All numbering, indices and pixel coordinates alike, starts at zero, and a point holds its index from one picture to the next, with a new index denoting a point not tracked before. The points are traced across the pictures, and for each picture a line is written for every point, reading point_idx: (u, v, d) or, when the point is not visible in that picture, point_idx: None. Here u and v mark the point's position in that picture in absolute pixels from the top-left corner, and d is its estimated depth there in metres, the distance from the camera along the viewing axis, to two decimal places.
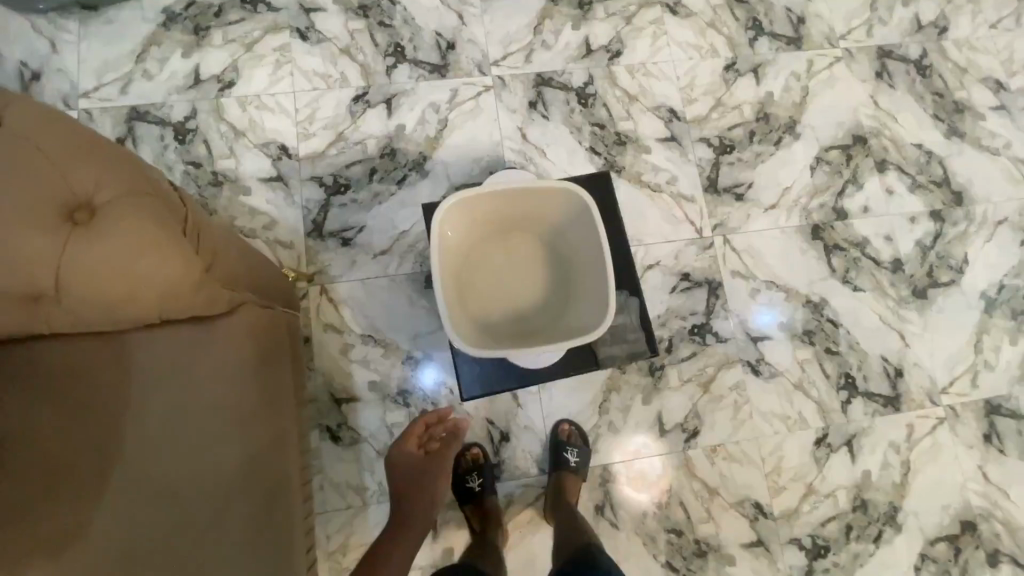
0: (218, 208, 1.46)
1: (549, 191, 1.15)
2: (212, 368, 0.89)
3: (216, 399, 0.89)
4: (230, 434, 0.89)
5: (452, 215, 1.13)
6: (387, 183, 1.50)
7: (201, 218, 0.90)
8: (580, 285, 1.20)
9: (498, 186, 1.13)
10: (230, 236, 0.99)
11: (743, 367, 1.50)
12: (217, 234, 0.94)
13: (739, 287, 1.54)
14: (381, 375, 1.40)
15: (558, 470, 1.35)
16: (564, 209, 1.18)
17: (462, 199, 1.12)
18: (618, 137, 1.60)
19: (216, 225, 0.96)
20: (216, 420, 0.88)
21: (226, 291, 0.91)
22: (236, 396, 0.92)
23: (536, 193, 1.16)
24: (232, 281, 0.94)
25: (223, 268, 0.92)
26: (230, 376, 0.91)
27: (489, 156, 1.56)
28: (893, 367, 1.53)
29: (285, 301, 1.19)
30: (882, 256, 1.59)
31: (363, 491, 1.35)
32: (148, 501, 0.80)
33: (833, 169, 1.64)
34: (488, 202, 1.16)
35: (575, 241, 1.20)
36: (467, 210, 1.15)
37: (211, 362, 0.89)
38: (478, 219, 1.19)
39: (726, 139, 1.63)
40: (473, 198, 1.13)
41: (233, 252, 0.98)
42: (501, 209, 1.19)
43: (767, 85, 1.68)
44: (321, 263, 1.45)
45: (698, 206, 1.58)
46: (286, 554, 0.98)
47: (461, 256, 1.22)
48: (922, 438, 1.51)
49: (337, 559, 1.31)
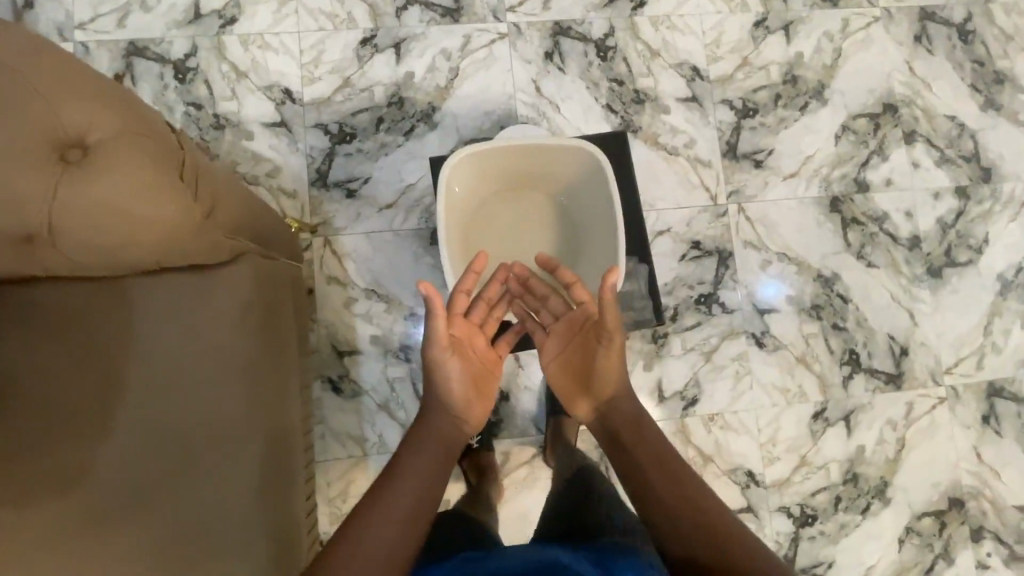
0: (220, 153, 1.41)
1: (564, 150, 1.10)
2: (215, 321, 0.88)
3: (219, 351, 0.88)
4: (233, 389, 0.88)
5: (461, 170, 1.10)
6: (394, 134, 1.45)
7: (203, 160, 0.86)
8: (592, 253, 1.17)
9: (510, 142, 1.09)
10: (233, 180, 0.95)
11: (747, 338, 1.49)
12: (220, 178, 0.90)
13: (750, 258, 1.51)
14: (383, 329, 1.40)
15: (553, 415, 1.37)
16: (580, 171, 1.14)
17: (475, 152, 1.08)
18: (636, 95, 1.53)
19: (219, 170, 0.92)
20: (218, 374, 0.87)
21: (228, 240, 0.88)
22: (240, 351, 0.90)
23: (550, 151, 1.11)
24: (236, 229, 0.91)
25: (227, 215, 0.89)
26: (233, 329, 0.89)
27: (501, 109, 1.49)
28: (899, 345, 1.52)
29: (290, 252, 1.17)
30: (900, 232, 1.55)
31: (363, 442, 1.37)
32: (151, 441, 0.81)
33: (859, 139, 1.57)
34: (499, 159, 1.12)
35: (591, 205, 1.16)
36: (480, 164, 1.12)
37: (216, 314, 0.88)
38: (487, 176, 1.15)
39: (749, 102, 1.55)
40: (483, 154, 1.10)
41: (238, 199, 0.94)
42: (513, 167, 1.15)
43: (798, 46, 1.58)
44: (325, 214, 1.42)
45: (714, 171, 1.52)
46: (292, 504, 0.98)
47: (470, 214, 1.18)
48: (920, 416, 1.51)
49: (337, 505, 1.35)
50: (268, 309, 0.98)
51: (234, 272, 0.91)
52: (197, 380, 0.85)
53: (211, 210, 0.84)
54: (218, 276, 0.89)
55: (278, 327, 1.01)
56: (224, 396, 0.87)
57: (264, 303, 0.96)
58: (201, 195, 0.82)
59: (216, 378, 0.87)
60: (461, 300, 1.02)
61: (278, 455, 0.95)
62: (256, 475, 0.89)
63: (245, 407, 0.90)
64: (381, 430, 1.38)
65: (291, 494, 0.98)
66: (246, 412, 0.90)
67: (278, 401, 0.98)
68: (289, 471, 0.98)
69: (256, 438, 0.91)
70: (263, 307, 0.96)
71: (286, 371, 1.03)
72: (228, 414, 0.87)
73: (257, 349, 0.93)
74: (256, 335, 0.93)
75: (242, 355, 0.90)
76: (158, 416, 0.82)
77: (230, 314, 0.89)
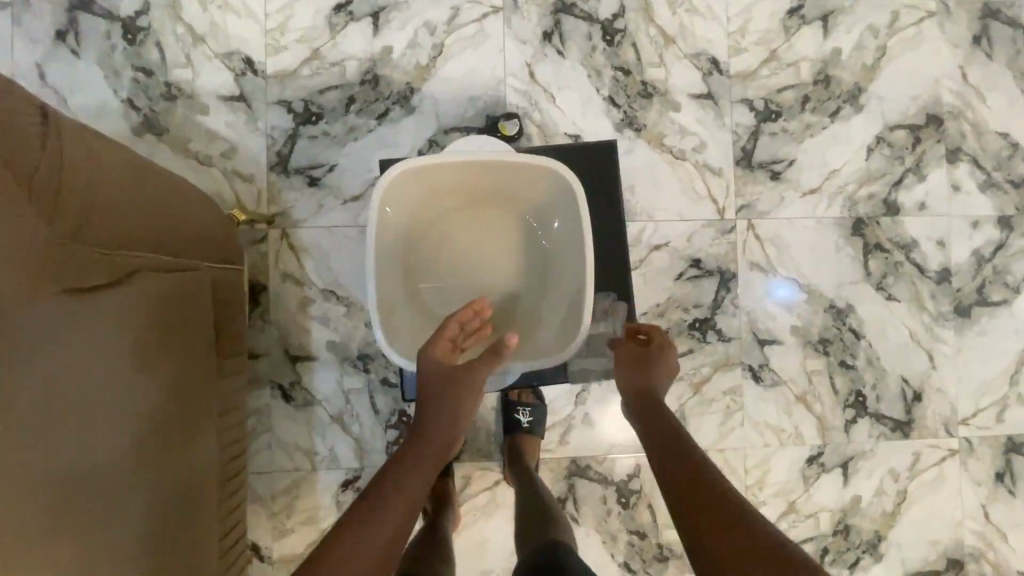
0: (170, 127, 1.27)
1: (528, 167, 0.99)
2: (109, 353, 0.70)
3: (113, 387, 0.71)
4: (127, 433, 0.73)
5: (407, 184, 1.00)
6: (365, 117, 1.29)
7: (73, 152, 0.67)
8: (558, 284, 1.07)
9: (464, 156, 0.97)
10: (123, 169, 0.76)
11: (743, 371, 1.34)
12: (102, 172, 0.71)
13: (755, 282, 1.35)
14: (341, 335, 1.28)
15: (510, 433, 1.26)
16: (548, 191, 1.03)
17: (425, 166, 0.98)
18: (643, 88, 1.34)
19: (105, 159, 0.73)
20: (110, 414, 0.70)
21: (111, 256, 0.71)
22: (140, 386, 0.74)
23: (512, 168, 1.00)
24: (127, 239, 0.74)
25: (110, 224, 0.71)
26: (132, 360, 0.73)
27: (488, 95, 1.32)
28: (912, 390, 1.37)
29: (220, 246, 1.00)
30: (928, 263, 1.37)
31: (313, 455, 1.27)
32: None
33: (894, 153, 1.37)
34: (455, 173, 1.01)
35: (560, 230, 1.05)
36: (433, 181, 1.01)
37: (112, 341, 0.71)
38: (441, 196, 1.05)
39: (773, 103, 1.36)
40: (434, 167, 0.99)
41: (132, 195, 0.76)
42: (471, 183, 1.04)
43: (836, 40, 1.38)
44: (283, 204, 1.28)
45: (725, 181, 1.35)
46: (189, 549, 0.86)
47: (421, 236, 1.08)
48: (927, 468, 1.37)
49: (281, 520, 1.27)
50: (177, 331, 0.82)
51: (128, 288, 0.73)
52: (83, 426, 0.67)
53: (82, 225, 0.66)
54: (109, 296, 0.70)
55: (189, 351, 0.85)
56: (118, 440, 0.71)
57: (170, 323, 0.80)
58: (61, 207, 0.64)
59: (106, 420, 0.70)
60: (455, 330, 0.98)
61: (178, 501, 0.82)
62: (149, 532, 0.76)
63: (140, 455, 0.74)
64: (333, 444, 1.28)
65: (189, 544, 0.85)
66: (142, 459, 0.75)
67: (181, 439, 0.84)
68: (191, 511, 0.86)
69: (152, 490, 0.77)
70: (170, 330, 0.80)
71: (196, 400, 0.88)
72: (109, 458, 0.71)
73: (162, 381, 0.78)
74: (160, 366, 0.78)
75: (141, 391, 0.75)
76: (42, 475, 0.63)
77: (127, 342, 0.72)
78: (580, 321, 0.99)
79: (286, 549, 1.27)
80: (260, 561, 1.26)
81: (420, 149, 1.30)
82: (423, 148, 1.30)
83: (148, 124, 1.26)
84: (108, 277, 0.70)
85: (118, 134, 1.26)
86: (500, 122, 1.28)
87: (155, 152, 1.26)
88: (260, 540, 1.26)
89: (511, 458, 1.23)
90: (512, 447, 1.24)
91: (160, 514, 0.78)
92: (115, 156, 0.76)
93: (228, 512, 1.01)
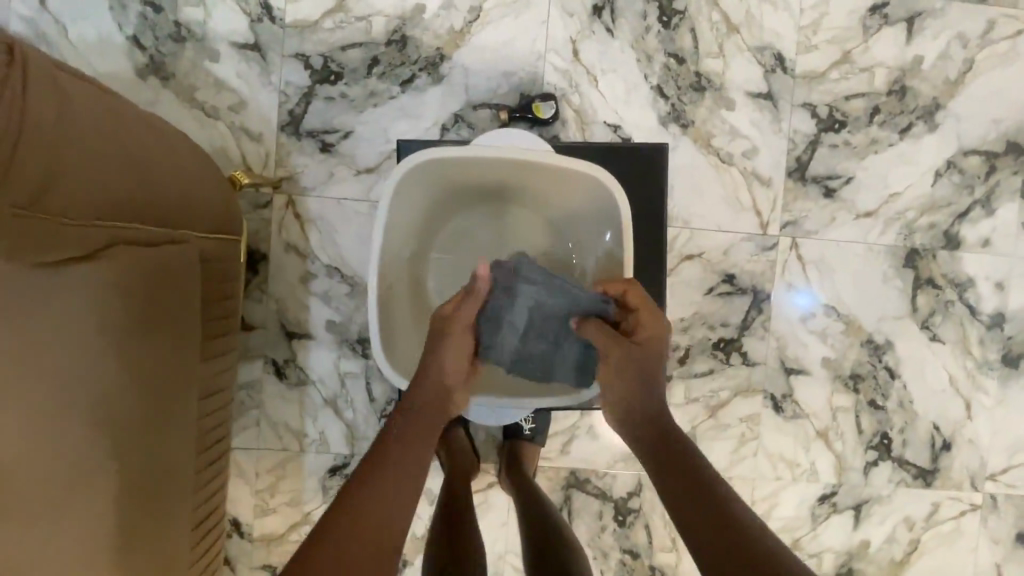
0: (176, 72, 1.16)
1: (562, 175, 0.92)
2: (67, 341, 0.64)
3: (73, 377, 0.66)
4: (89, 420, 0.68)
5: (431, 171, 0.92)
6: (388, 82, 1.18)
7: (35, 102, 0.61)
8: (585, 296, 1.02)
9: (501, 152, 0.88)
10: (100, 125, 0.69)
11: (764, 399, 1.26)
12: (70, 130, 0.64)
13: (790, 305, 1.25)
14: (342, 316, 1.20)
15: (511, 438, 1.20)
16: (588, 201, 0.95)
17: (447, 161, 0.91)
18: (696, 80, 1.21)
19: (77, 115, 0.66)
20: (67, 404, 0.66)
21: (79, 227, 0.64)
22: (110, 375, 0.69)
23: (552, 169, 0.92)
24: (99, 206, 0.66)
25: (79, 190, 0.64)
26: (103, 349, 0.67)
27: (524, 71, 1.20)
28: (942, 438, 1.28)
29: (221, 213, 0.92)
30: (981, 306, 1.26)
31: (302, 437, 1.21)
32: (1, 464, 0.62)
33: (964, 181, 1.24)
34: (486, 166, 0.93)
35: (590, 242, 0.99)
36: (453, 174, 0.94)
37: (74, 329, 0.65)
38: (460, 189, 0.98)
39: (838, 111, 1.23)
40: (455, 163, 0.91)
41: (110, 157, 0.69)
42: (503, 177, 0.96)
43: (919, 47, 1.23)
44: (292, 168, 1.18)
45: (772, 193, 1.23)
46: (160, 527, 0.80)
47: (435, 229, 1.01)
48: (945, 521, 1.29)
49: (264, 499, 1.22)
50: (163, 309, 0.74)
51: (99, 268, 0.65)
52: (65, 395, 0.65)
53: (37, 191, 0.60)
54: (70, 277, 0.63)
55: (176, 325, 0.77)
56: (76, 429, 0.67)
57: (155, 301, 0.72)
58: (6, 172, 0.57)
59: (63, 411, 0.65)
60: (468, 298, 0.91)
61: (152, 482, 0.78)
62: (112, 518, 0.72)
63: (104, 441, 0.69)
64: (324, 428, 1.21)
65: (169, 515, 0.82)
66: (109, 445, 0.70)
67: (164, 419, 0.78)
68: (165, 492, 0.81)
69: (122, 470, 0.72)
70: (153, 308, 0.73)
71: (184, 379, 0.81)
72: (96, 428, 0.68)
73: (138, 363, 0.72)
74: (134, 348, 0.71)
75: (105, 381, 0.68)
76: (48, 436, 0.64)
77: (95, 328, 0.66)
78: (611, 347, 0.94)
79: (266, 529, 1.22)
80: (240, 537, 1.22)
81: (445, 123, 1.19)
82: (447, 123, 1.19)
83: (153, 66, 1.16)
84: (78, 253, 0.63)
85: (121, 75, 1.16)
86: (535, 102, 1.17)
87: (159, 99, 1.16)
88: (241, 517, 1.22)
89: (510, 463, 1.17)
90: (513, 449, 1.18)
91: (127, 499, 0.74)
92: (92, 111, 0.69)
93: (212, 488, 0.97)
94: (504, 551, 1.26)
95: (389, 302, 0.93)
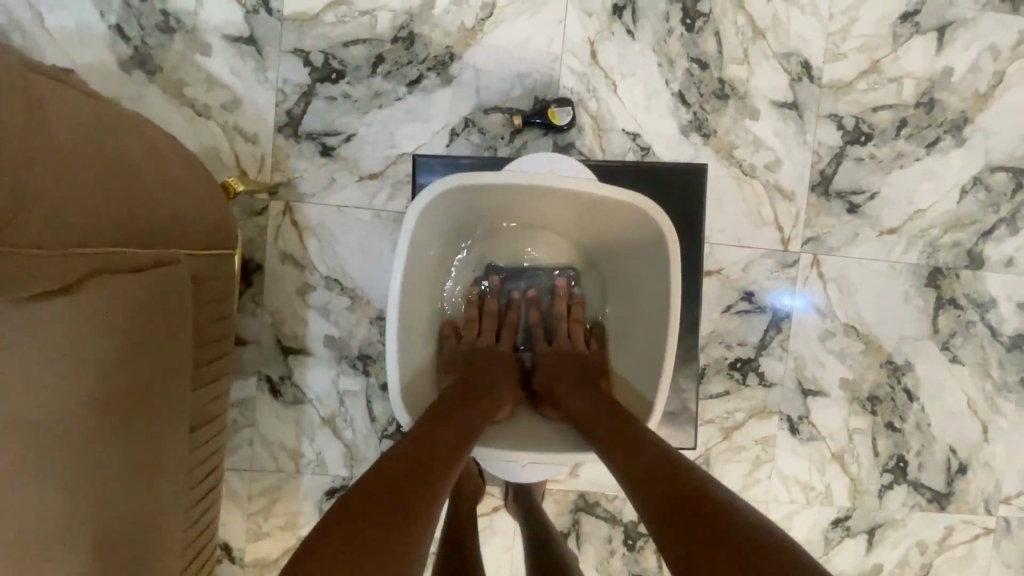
0: (164, 66, 1.08)
1: (607, 203, 0.86)
2: (40, 384, 0.59)
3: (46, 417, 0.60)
4: (68, 461, 0.61)
5: (463, 196, 0.86)
6: (394, 83, 1.10)
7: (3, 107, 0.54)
8: (621, 329, 0.98)
9: (540, 182, 0.83)
10: (80, 137, 0.62)
11: (780, 420, 1.22)
12: (46, 144, 0.57)
13: (810, 325, 1.21)
14: (342, 331, 1.13)
15: None
16: (630, 233, 0.90)
17: (479, 184, 0.84)
18: (720, 87, 1.15)
19: (55, 127, 0.59)
20: (61, 438, 0.61)
21: (60, 256, 0.57)
22: (87, 416, 0.62)
23: (593, 198, 0.86)
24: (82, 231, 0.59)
25: (60, 215, 0.56)
26: (81, 391, 0.61)
27: (539, 74, 1.13)
28: (958, 461, 1.25)
29: (216, 227, 0.85)
30: (1002, 327, 1.23)
31: (298, 458, 1.15)
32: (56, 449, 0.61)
33: (989, 199, 1.20)
34: (523, 192, 0.88)
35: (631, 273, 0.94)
36: (484, 195, 0.88)
37: (48, 370, 0.59)
38: (491, 208, 0.93)
39: (865, 123, 1.18)
40: (490, 187, 0.85)
41: (93, 173, 0.61)
42: (540, 200, 0.90)
43: (949, 58, 1.18)
44: (290, 172, 1.10)
45: (795, 208, 1.18)
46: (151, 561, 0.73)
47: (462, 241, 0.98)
48: (958, 545, 1.26)
49: (257, 523, 1.15)
50: (152, 339, 0.68)
51: (76, 302, 0.59)
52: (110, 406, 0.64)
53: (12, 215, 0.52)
54: (46, 312, 0.57)
55: (168, 343, 0.70)
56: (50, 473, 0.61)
57: (144, 332, 0.66)
58: None
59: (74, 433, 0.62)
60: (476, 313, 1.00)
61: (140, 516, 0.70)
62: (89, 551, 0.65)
63: (91, 465, 0.63)
64: (321, 448, 1.15)
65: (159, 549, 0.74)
66: (89, 491, 0.64)
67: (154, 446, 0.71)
68: (158, 524, 0.74)
69: (102, 503, 0.65)
70: (140, 339, 0.66)
71: (177, 412, 0.74)
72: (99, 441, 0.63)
73: (124, 394, 0.65)
74: (118, 387, 0.64)
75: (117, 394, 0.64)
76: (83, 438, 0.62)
77: (71, 369, 0.60)
78: (654, 385, 0.87)
79: (259, 553, 1.16)
80: (230, 562, 1.15)
81: (454, 127, 1.12)
82: (457, 127, 1.12)
83: (139, 59, 1.07)
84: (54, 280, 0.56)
85: (103, 67, 1.07)
86: (551, 108, 1.10)
87: (145, 94, 1.07)
88: (232, 541, 1.15)
89: (519, 491, 1.12)
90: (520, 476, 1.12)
91: (110, 547, 0.67)
92: (71, 121, 0.62)
93: (206, 519, 0.90)
94: None
95: (410, 327, 0.88)
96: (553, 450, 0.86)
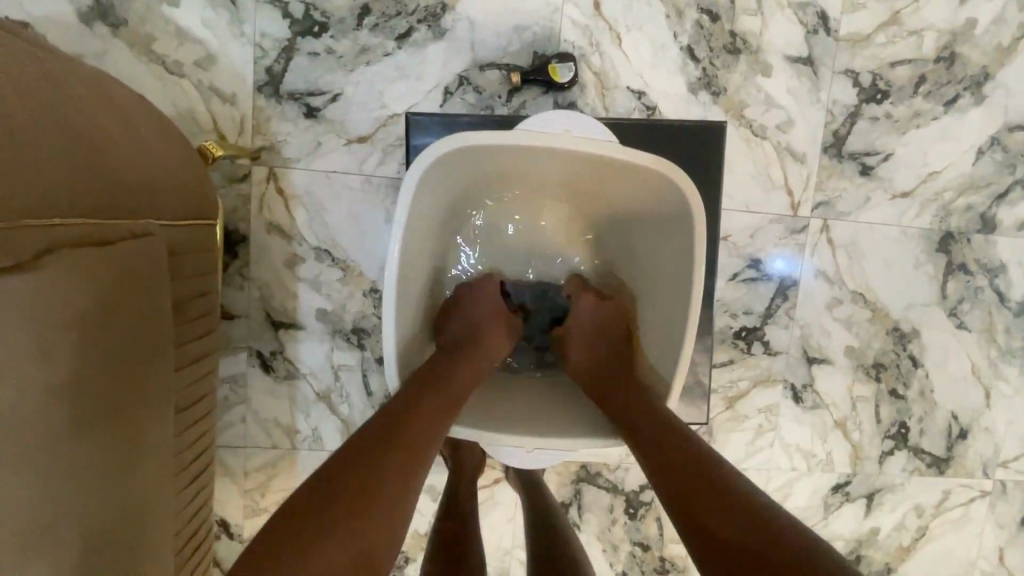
0: (129, 18, 0.98)
1: (627, 169, 0.82)
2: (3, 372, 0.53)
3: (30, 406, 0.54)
4: (58, 449, 0.57)
5: (470, 156, 0.81)
6: (382, 36, 1.02)
7: None
8: (638, 305, 0.94)
9: (556, 145, 0.78)
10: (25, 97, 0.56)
11: (784, 389, 1.20)
12: None
13: (817, 292, 1.17)
14: (335, 305, 1.08)
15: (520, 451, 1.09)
16: (648, 199, 0.86)
17: (489, 145, 0.79)
18: (731, 41, 1.08)
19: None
20: (55, 429, 0.56)
21: (17, 227, 0.52)
22: (74, 404, 0.57)
23: (612, 165, 0.82)
24: (31, 202, 0.53)
25: (6, 183, 0.51)
26: (54, 379, 0.55)
27: (539, 27, 1.05)
28: (959, 427, 1.24)
29: (192, 195, 0.78)
30: (1011, 292, 1.20)
31: (293, 434, 1.12)
32: (55, 441, 0.56)
33: (1006, 160, 1.16)
34: (536, 155, 0.83)
35: (648, 246, 0.92)
36: (490, 157, 0.83)
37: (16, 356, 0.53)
38: (494, 172, 0.89)
39: (882, 80, 1.12)
40: (500, 149, 0.80)
41: (39, 139, 0.56)
42: (551, 165, 0.86)
43: (973, 9, 1.11)
44: (272, 135, 1.03)
45: (806, 170, 1.13)
46: (141, 553, 0.68)
47: (462, 204, 0.94)
48: (954, 507, 1.26)
49: (254, 499, 1.13)
50: (135, 319, 0.63)
51: (39, 280, 0.53)
52: (99, 396, 0.59)
53: None
54: (11, 289, 0.51)
55: (146, 319, 0.64)
56: (37, 468, 0.56)
57: (116, 310, 0.60)
58: None
59: (67, 427, 0.57)
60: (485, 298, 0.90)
61: (122, 507, 0.65)
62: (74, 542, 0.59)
63: (94, 449, 0.60)
64: (317, 424, 1.12)
65: (147, 541, 0.69)
66: (79, 490, 0.59)
67: (139, 428, 0.65)
68: (147, 512, 0.69)
69: (89, 490, 0.60)
70: (114, 321, 0.60)
71: (161, 396, 0.69)
72: (93, 426, 0.59)
73: (116, 378, 0.61)
74: (103, 374, 0.59)
75: (103, 382, 0.60)
76: (69, 426, 0.57)
77: (34, 356, 0.54)
78: (671, 368, 0.84)
79: (257, 529, 1.14)
80: (229, 539, 1.14)
81: (448, 86, 1.04)
82: (451, 86, 1.04)
83: (101, 10, 0.98)
84: (13, 259, 0.51)
85: (61, 20, 0.97)
86: (551, 63, 1.02)
87: (110, 49, 0.99)
88: (229, 517, 1.13)
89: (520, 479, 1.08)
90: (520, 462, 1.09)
91: (97, 546, 0.62)
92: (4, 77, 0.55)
93: (198, 500, 0.87)
94: (512, 546, 1.21)
95: (409, 302, 0.84)
96: (515, 431, 0.82)
